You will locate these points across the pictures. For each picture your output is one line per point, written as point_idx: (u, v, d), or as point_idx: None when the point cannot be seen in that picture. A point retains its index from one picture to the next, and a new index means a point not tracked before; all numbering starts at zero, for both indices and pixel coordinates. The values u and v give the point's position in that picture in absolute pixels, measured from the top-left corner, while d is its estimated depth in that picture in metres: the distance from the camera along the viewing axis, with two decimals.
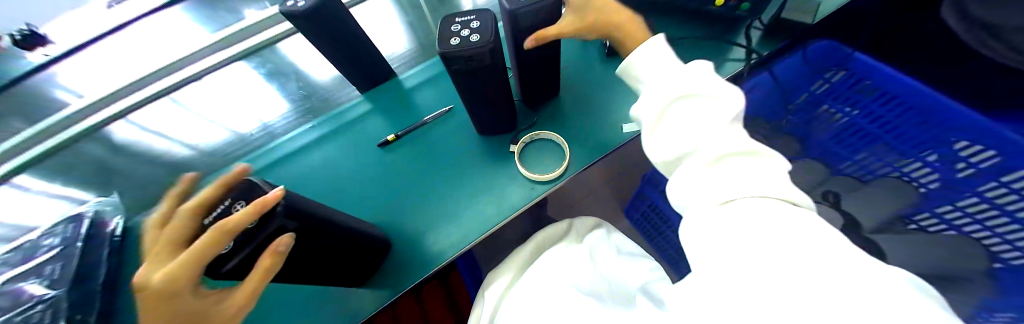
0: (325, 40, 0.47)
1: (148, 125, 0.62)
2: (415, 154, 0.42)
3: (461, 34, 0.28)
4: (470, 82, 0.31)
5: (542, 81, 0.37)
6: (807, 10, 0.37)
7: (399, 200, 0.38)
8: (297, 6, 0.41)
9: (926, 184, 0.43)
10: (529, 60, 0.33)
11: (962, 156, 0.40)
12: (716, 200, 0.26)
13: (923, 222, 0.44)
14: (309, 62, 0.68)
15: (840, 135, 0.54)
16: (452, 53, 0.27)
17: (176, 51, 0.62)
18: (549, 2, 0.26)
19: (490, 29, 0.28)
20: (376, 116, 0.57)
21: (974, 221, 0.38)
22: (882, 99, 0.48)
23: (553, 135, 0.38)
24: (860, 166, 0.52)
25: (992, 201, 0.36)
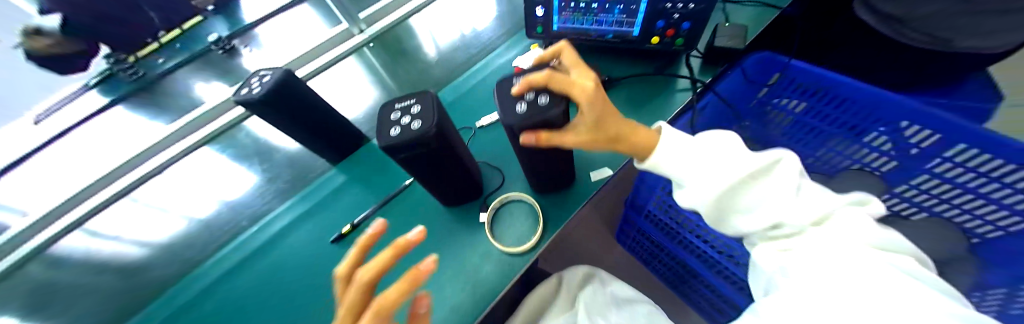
0: (286, 121, 0.45)
1: (100, 230, 0.58)
2: None
3: (402, 121, 0.27)
4: (420, 166, 0.29)
5: (550, 168, 0.31)
6: (736, 36, 0.39)
7: None
8: (251, 93, 0.39)
9: (880, 168, 0.50)
10: (533, 154, 0.28)
11: (912, 143, 0.44)
12: (776, 246, 0.27)
13: (897, 208, 0.49)
14: (270, 138, 0.66)
15: (796, 134, 0.59)
16: (394, 146, 0.25)
17: (132, 148, 0.60)
18: (557, 108, 0.21)
19: (431, 113, 0.27)
20: (352, 187, 0.53)
21: (942, 201, 0.44)
22: (832, 101, 0.49)
23: (527, 198, 0.36)
24: (822, 162, 0.57)
25: (979, 191, 0.39)
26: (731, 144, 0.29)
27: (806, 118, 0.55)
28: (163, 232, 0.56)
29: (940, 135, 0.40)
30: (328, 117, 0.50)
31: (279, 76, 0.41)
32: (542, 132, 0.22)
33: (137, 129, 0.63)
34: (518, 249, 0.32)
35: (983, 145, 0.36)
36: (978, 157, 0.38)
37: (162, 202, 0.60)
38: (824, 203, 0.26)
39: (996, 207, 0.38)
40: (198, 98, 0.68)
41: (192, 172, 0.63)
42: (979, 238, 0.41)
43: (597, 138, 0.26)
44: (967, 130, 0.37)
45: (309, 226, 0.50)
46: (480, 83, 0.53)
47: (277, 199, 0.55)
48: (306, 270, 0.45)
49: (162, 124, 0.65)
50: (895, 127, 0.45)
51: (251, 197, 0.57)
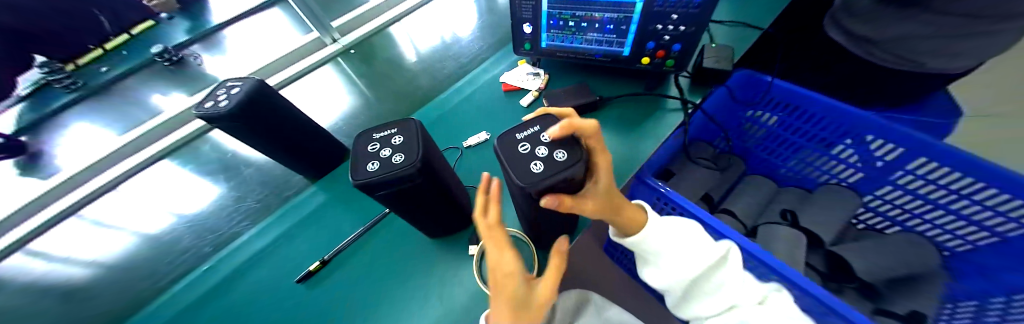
0: (257, 136, 0.38)
1: (43, 250, 0.54)
2: (356, 276, 0.37)
3: (381, 155, 0.24)
4: (403, 202, 0.26)
5: (555, 224, 0.28)
6: (724, 57, 0.39)
7: None
8: (218, 107, 0.33)
9: (847, 179, 0.51)
10: (537, 213, 0.25)
11: (878, 156, 0.46)
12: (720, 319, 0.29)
13: (871, 221, 0.50)
14: (236, 148, 0.61)
15: (768, 145, 0.56)
16: (370, 183, 0.22)
17: (87, 159, 0.58)
18: (580, 162, 0.19)
19: (415, 146, 0.24)
20: (327, 209, 0.45)
21: (912, 214, 0.45)
22: (803, 118, 0.49)
23: (518, 235, 0.34)
24: (794, 173, 0.57)
25: (961, 213, 0.40)
26: (692, 228, 0.30)
27: (782, 132, 0.53)
28: (104, 251, 0.51)
29: (903, 148, 0.42)
30: (307, 132, 0.44)
31: (252, 87, 0.35)
32: (563, 196, 0.20)
33: (91, 143, 0.61)
34: None
35: (966, 168, 0.36)
36: (944, 173, 0.39)
37: (111, 218, 0.55)
38: (755, 284, 0.29)
39: (976, 228, 0.39)
40: (154, 107, 0.65)
41: (149, 191, 0.58)
42: (951, 251, 0.43)
43: (604, 203, 0.24)
44: (948, 152, 0.37)
45: (265, 260, 0.41)
46: (466, 99, 0.51)
47: (234, 221, 0.49)
48: (261, 316, 0.36)
49: (115, 134, 0.63)
50: (858, 139, 0.46)
51: (205, 214, 0.51)
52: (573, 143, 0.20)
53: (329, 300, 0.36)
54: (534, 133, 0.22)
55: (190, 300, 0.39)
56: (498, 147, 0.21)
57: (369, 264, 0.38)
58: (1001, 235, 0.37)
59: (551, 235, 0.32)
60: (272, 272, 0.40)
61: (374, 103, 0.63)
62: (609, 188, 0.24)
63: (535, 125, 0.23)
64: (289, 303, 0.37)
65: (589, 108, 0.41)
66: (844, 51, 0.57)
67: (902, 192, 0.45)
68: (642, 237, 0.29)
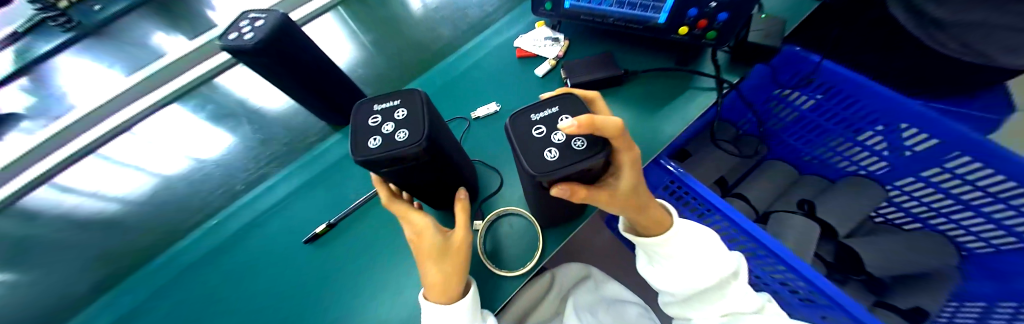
0: (281, 78, 0.34)
1: (68, 184, 0.54)
2: (367, 236, 0.37)
3: (384, 129, 0.21)
4: (406, 179, 0.24)
5: (561, 209, 0.27)
6: (772, 33, 0.35)
7: (331, 298, 0.34)
8: (244, 39, 0.28)
9: (872, 170, 0.49)
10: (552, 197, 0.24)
11: (908, 145, 0.42)
12: (719, 312, 0.30)
13: (891, 216, 0.49)
14: (247, 95, 0.59)
15: (795, 130, 0.53)
16: (371, 161, 0.20)
17: (97, 97, 0.55)
18: (601, 153, 0.17)
19: (419, 122, 0.21)
20: (331, 167, 0.44)
21: (935, 211, 0.43)
22: (837, 99, 0.45)
23: (523, 212, 0.33)
24: (818, 159, 0.54)
25: (994, 217, 0.37)
26: (710, 237, 0.30)
27: (816, 118, 0.49)
28: (132, 188, 0.52)
29: (938, 141, 0.39)
30: (331, 84, 0.41)
31: (277, 21, 0.30)
32: (578, 187, 0.18)
33: (98, 83, 0.59)
34: (511, 273, 0.29)
35: (1006, 169, 0.33)
36: (978, 171, 0.36)
37: (132, 158, 0.55)
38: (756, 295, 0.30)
39: (1002, 232, 0.37)
40: (159, 49, 0.61)
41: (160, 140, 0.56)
42: (969, 252, 0.41)
43: (624, 200, 0.23)
44: (991, 151, 0.33)
45: (275, 222, 0.41)
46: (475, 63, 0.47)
47: (247, 173, 0.48)
48: (272, 277, 0.37)
49: (122, 75, 0.59)
50: (893, 128, 0.42)
51: (221, 162, 0.51)
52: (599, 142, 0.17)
53: (339, 261, 0.36)
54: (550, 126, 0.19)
55: (213, 247, 0.40)
56: (511, 135, 0.19)
57: (375, 232, 0.37)
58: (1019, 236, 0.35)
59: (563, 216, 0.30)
60: (279, 235, 0.39)
61: (384, 57, 0.59)
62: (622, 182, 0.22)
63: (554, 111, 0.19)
64: (305, 261, 0.37)
65: (611, 82, 0.37)
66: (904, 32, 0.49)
67: (932, 190, 0.42)
68: (665, 240, 0.28)
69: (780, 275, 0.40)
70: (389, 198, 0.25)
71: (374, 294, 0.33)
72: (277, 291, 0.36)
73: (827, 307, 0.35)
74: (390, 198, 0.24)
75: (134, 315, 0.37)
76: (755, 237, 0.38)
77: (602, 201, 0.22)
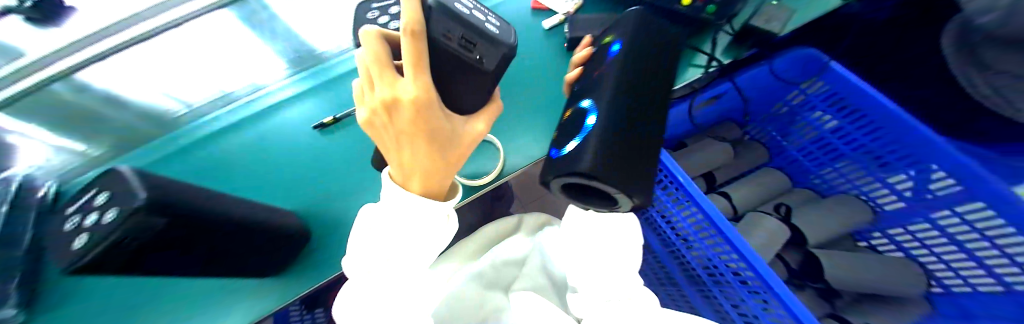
0: None
1: None
2: (354, 139, 0.38)
3: (379, 21, 0.23)
4: None
5: (621, 145, 0.17)
6: (774, 17, 0.37)
7: (310, 187, 0.34)
8: None
9: (882, 206, 0.45)
10: (635, 94, 0.20)
11: (932, 178, 0.40)
12: (632, 286, 0.30)
13: (876, 242, 0.47)
14: None
15: (807, 148, 0.51)
16: None
17: None
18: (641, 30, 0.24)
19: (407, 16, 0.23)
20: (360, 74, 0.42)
21: (920, 244, 0.42)
22: (859, 122, 0.45)
23: (492, 140, 0.36)
24: (823, 182, 0.51)
25: (955, 238, 0.38)
26: (624, 223, 0.31)
27: (795, 152, 0.53)
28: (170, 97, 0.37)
29: (961, 187, 0.37)
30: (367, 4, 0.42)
31: None
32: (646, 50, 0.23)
33: None
34: (478, 183, 0.33)
35: (1009, 213, 0.33)
36: (978, 212, 0.36)
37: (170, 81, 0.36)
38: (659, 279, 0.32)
39: (965, 256, 0.38)
40: None
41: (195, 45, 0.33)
42: (942, 288, 0.40)
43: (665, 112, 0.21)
44: (988, 181, 0.34)
45: (280, 118, 0.39)
46: None
47: None
48: (260, 154, 0.36)
49: None
50: (921, 169, 0.40)
51: None
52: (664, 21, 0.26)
53: (330, 160, 0.36)
54: (590, 53, 0.29)
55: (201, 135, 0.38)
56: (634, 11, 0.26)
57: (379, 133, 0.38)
58: (1005, 284, 0.34)
59: (636, 174, 0.16)
60: (292, 120, 0.39)
61: None
62: (653, 48, 0.23)
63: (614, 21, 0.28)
64: (298, 146, 0.37)
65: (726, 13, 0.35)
66: (909, 38, 0.48)
67: (936, 233, 0.40)
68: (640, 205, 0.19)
69: (732, 266, 0.38)
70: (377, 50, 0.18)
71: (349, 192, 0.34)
72: (274, 166, 0.36)
73: (730, 287, 0.40)
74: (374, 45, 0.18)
75: (176, 143, 0.37)
76: (707, 210, 0.37)
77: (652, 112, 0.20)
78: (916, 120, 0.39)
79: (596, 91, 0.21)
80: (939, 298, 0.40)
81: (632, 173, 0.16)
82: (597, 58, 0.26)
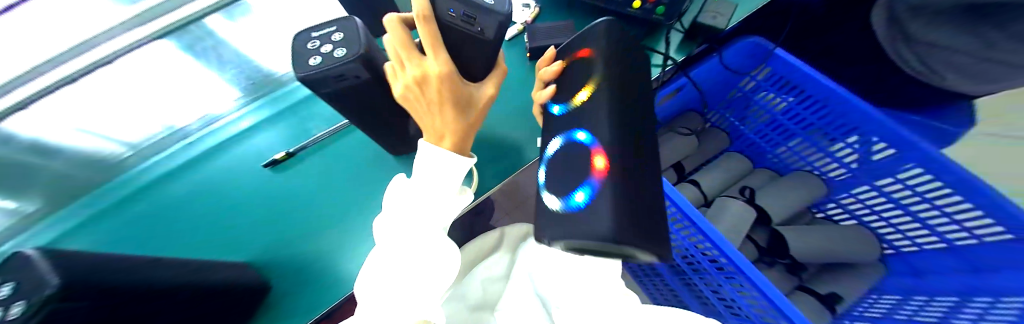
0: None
1: None
2: (313, 171, 0.37)
3: (321, 49, 0.20)
4: (353, 99, 0.23)
5: (640, 209, 0.17)
6: (723, 13, 0.38)
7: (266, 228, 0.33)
8: None
9: (831, 176, 0.49)
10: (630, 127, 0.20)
11: (872, 150, 0.42)
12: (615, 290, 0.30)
13: (831, 212, 0.50)
14: None
15: (762, 130, 0.54)
16: (314, 79, 0.20)
17: None
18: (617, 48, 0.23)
19: (353, 43, 0.20)
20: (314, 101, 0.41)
21: (872, 211, 0.45)
22: (807, 103, 0.46)
23: None
24: (779, 160, 0.54)
25: (899, 202, 0.41)
26: None
27: (752, 135, 0.55)
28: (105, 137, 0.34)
29: (896, 151, 0.40)
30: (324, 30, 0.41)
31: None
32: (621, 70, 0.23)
33: None
34: None
35: (947, 179, 0.35)
36: (919, 178, 0.38)
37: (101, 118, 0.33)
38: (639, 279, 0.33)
39: (912, 219, 0.41)
40: None
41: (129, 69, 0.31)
42: (893, 250, 0.45)
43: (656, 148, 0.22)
44: (924, 149, 0.37)
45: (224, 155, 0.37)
46: None
47: None
48: (216, 199, 0.34)
49: None
50: (865, 141, 0.43)
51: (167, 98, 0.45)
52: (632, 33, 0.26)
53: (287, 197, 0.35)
54: (563, 67, 0.28)
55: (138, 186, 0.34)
56: (604, 22, 0.25)
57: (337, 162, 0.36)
58: (948, 242, 0.38)
59: (653, 220, 0.17)
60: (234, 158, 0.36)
61: None
62: (625, 64, 0.23)
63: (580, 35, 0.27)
64: (249, 183, 0.35)
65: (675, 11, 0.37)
66: None
67: (885, 200, 0.43)
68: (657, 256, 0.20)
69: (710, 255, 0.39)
70: (402, 37, 0.24)
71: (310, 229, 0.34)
72: (224, 211, 0.34)
73: (708, 274, 0.41)
74: (400, 35, 0.24)
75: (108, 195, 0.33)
76: (681, 205, 0.38)
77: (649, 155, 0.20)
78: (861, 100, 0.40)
79: (590, 120, 0.20)
80: (895, 260, 0.44)
81: (653, 233, 0.16)
82: (574, 75, 0.25)
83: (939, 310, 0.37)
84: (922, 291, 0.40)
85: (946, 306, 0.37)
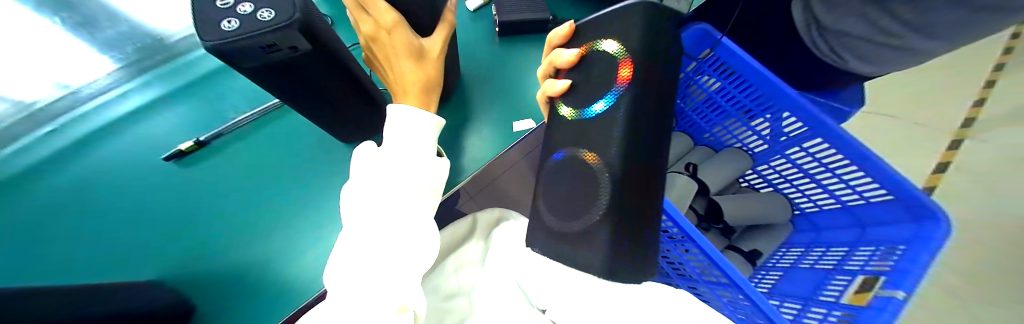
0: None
1: None
2: (252, 167, 0.35)
3: (238, 10, 0.16)
4: (289, 77, 0.19)
5: (629, 232, 0.22)
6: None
7: (214, 226, 0.32)
8: None
9: (754, 149, 0.56)
10: (637, 149, 0.22)
11: (785, 124, 0.48)
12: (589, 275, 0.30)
13: (754, 182, 0.59)
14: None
15: (702, 109, 0.59)
16: (232, 50, 0.16)
17: None
18: (646, 41, 0.22)
19: (282, 2, 0.16)
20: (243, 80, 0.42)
21: (786, 180, 0.54)
22: (734, 80, 0.49)
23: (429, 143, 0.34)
24: (715, 138, 0.61)
25: (806, 171, 0.49)
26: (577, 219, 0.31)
27: (692, 113, 0.61)
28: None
29: (806, 128, 0.45)
30: None
31: None
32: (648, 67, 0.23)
33: None
34: None
35: (841, 147, 0.41)
36: (826, 151, 0.44)
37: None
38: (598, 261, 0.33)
39: (816, 185, 0.49)
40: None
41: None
42: (800, 211, 0.54)
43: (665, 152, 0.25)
44: (827, 125, 0.42)
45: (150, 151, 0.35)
46: None
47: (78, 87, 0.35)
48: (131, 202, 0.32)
49: None
50: (778, 116, 0.48)
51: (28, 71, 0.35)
52: (671, 9, 0.23)
53: (232, 194, 0.33)
54: (580, 55, 0.28)
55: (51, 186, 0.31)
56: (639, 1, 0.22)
57: (282, 146, 0.36)
58: (843, 203, 0.47)
59: (637, 253, 0.23)
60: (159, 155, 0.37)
61: None
62: (651, 61, 0.23)
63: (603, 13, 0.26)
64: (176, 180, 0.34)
65: None
66: None
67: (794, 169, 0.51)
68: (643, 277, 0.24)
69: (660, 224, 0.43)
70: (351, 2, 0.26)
71: (258, 225, 0.32)
72: (167, 211, 0.33)
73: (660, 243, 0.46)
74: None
75: None
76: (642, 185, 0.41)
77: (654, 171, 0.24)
78: (777, 81, 0.44)
79: (600, 144, 0.23)
80: (802, 219, 0.54)
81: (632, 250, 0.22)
82: (595, 73, 0.25)
83: (833, 258, 0.45)
84: (822, 243, 0.50)
85: (839, 254, 0.45)
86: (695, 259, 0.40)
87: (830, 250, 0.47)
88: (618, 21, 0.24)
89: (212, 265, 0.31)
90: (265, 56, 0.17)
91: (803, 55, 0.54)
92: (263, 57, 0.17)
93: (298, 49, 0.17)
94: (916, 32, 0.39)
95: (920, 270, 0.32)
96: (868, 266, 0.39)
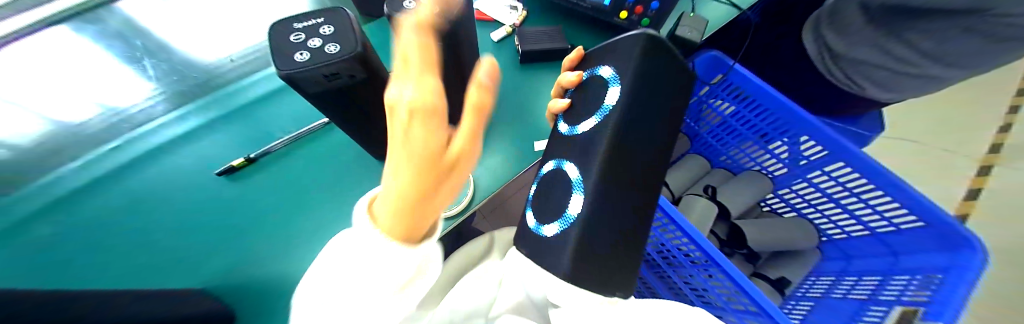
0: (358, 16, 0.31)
1: None
2: (287, 184, 0.36)
3: (310, 43, 0.18)
4: (339, 101, 0.21)
5: (600, 248, 0.22)
6: (697, 28, 0.42)
7: (246, 241, 0.33)
8: None
9: (774, 172, 0.55)
10: (617, 165, 0.23)
11: (803, 148, 0.48)
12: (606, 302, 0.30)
13: (775, 206, 0.58)
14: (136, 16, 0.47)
15: (717, 131, 0.59)
16: (302, 78, 0.17)
17: None
18: (642, 68, 0.24)
19: (348, 37, 0.18)
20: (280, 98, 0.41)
21: (810, 205, 0.53)
22: (748, 103, 0.50)
23: None
24: (732, 161, 0.60)
25: (831, 196, 0.48)
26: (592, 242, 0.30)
27: (707, 136, 0.61)
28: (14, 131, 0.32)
29: (827, 152, 0.45)
30: None
31: None
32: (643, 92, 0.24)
33: None
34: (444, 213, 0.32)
35: (865, 171, 0.41)
36: (849, 175, 0.44)
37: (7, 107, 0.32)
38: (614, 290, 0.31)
39: (842, 211, 0.48)
40: None
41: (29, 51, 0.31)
42: (828, 238, 0.52)
43: (651, 170, 0.25)
44: (849, 150, 0.41)
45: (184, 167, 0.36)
46: None
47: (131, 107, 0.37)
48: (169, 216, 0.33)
49: None
50: (795, 140, 0.48)
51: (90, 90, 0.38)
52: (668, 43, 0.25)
53: (265, 209, 0.34)
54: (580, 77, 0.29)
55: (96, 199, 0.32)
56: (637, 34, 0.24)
57: (315, 163, 0.37)
58: (872, 230, 0.45)
59: (607, 268, 0.23)
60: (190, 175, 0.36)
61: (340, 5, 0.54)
62: (648, 87, 0.24)
63: (612, 42, 0.27)
64: (212, 194, 0.34)
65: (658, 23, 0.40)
66: None
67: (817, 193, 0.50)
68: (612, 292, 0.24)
69: (684, 249, 0.42)
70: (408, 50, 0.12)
71: (288, 240, 0.33)
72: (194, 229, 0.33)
73: (682, 267, 0.44)
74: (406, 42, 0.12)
75: (40, 198, 0.32)
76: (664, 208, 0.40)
77: (632, 186, 0.24)
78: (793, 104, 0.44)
79: (585, 159, 0.23)
80: (830, 246, 0.52)
81: (600, 266, 0.22)
82: (588, 96, 0.26)
83: (866, 287, 0.43)
84: (853, 273, 0.47)
85: (873, 284, 0.43)
86: (720, 284, 0.39)
87: (862, 279, 0.45)
88: (618, 50, 0.25)
89: (245, 278, 0.31)
90: (324, 83, 0.18)
91: (816, 81, 0.55)
92: (321, 84, 0.18)
93: (355, 76, 0.19)
94: (932, 61, 0.42)
95: (960, 301, 0.31)
96: (904, 296, 0.37)
